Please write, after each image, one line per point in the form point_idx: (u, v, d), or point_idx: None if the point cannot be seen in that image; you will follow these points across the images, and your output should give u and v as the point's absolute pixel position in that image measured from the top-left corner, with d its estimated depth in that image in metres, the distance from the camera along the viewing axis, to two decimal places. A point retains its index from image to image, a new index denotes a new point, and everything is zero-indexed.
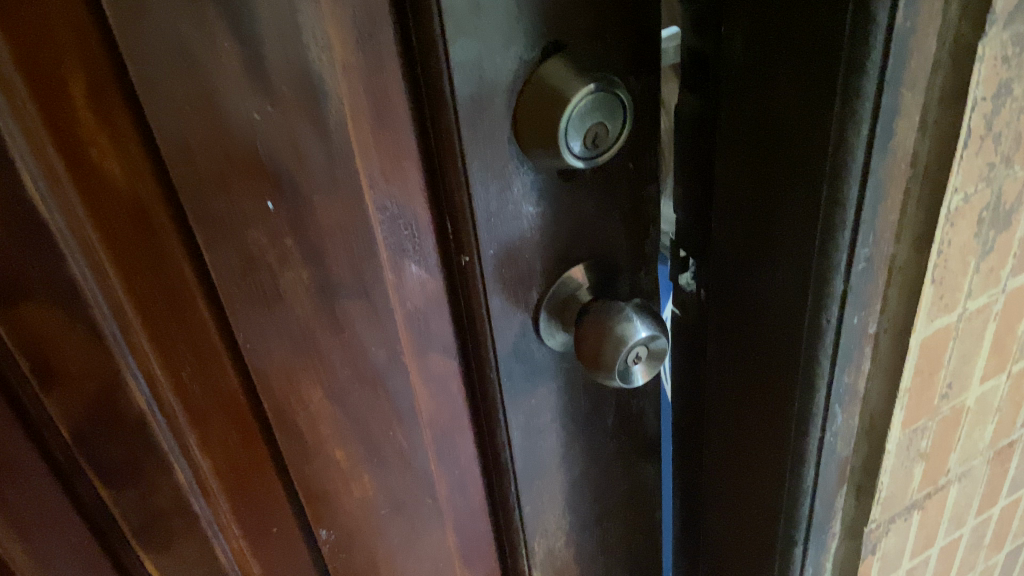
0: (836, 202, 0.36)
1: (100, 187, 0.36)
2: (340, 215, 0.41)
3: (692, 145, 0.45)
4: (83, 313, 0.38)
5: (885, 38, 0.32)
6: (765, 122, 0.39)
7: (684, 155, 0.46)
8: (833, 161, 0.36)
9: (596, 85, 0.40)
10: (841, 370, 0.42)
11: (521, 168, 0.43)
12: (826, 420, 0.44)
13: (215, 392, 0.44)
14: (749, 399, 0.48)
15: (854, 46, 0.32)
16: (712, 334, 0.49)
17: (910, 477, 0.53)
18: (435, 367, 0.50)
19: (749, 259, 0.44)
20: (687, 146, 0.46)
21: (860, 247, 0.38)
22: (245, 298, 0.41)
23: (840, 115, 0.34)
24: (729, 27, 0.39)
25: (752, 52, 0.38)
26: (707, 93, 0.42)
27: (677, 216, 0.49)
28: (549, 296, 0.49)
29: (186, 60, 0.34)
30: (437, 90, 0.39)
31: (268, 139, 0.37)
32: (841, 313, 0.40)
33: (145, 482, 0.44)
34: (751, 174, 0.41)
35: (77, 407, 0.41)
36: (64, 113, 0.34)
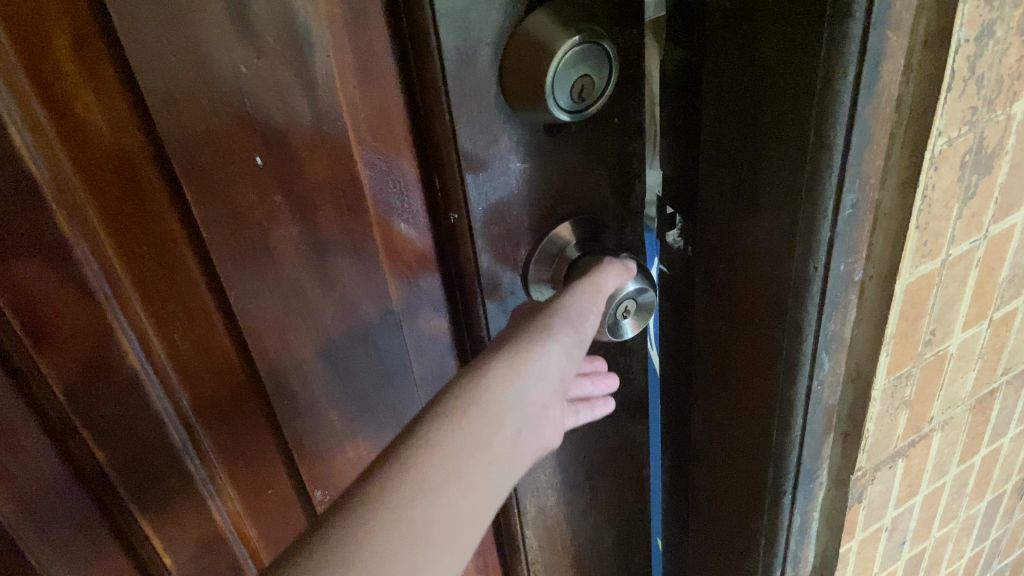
0: (823, 148, 0.37)
1: (87, 142, 0.36)
2: (329, 171, 0.41)
3: (678, 99, 0.45)
4: (74, 272, 0.38)
5: None
6: (751, 72, 0.39)
7: (669, 109, 0.47)
8: (820, 108, 0.36)
9: (580, 38, 0.40)
10: (828, 317, 0.43)
11: (508, 122, 0.44)
12: (814, 368, 0.45)
13: (207, 350, 0.44)
14: (736, 353, 0.49)
15: None
16: (699, 286, 0.50)
17: (895, 424, 0.54)
18: (425, 325, 0.50)
19: (734, 210, 0.44)
20: (673, 100, 0.46)
21: (847, 193, 0.38)
22: (236, 256, 0.41)
23: (826, 60, 0.35)
24: None
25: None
26: (692, 41, 0.42)
27: (665, 172, 0.49)
28: (538, 253, 0.49)
29: (172, 11, 0.33)
30: (423, 42, 0.39)
31: (256, 93, 0.37)
32: (828, 260, 0.41)
33: (141, 443, 0.45)
34: (736, 124, 0.41)
35: (71, 367, 0.41)
36: (49, 67, 0.33)
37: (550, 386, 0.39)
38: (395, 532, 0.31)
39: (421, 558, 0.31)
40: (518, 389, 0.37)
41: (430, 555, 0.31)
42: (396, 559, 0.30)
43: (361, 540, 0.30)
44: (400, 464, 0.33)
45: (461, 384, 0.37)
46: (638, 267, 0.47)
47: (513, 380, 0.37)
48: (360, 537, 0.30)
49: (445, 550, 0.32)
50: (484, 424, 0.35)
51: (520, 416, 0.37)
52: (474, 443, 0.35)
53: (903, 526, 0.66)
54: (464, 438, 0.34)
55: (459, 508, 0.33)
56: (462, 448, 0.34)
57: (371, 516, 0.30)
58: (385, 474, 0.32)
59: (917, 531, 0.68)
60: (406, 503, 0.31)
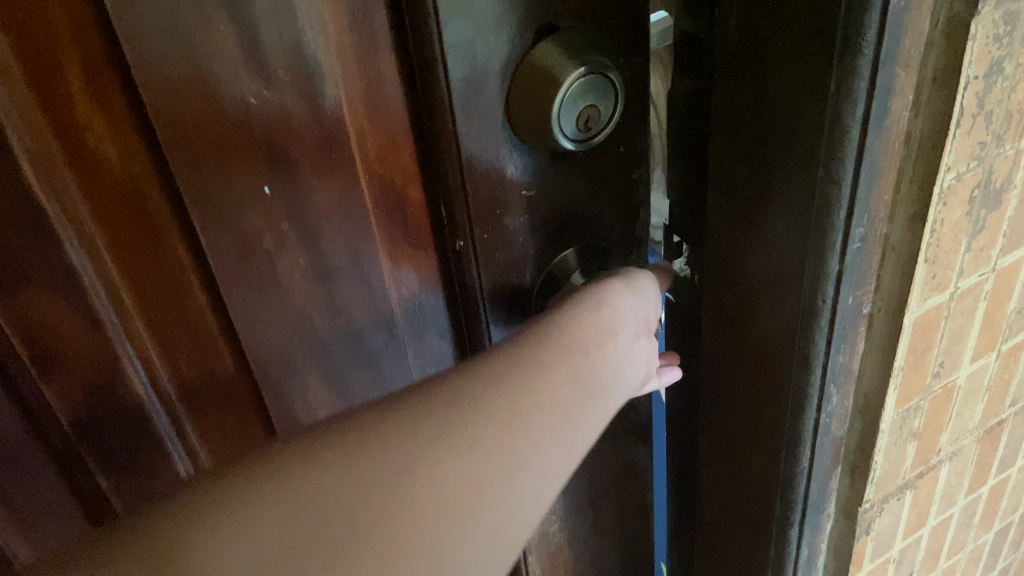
0: (832, 182, 0.37)
1: (97, 172, 0.35)
2: (336, 197, 0.41)
3: (684, 127, 0.45)
4: (81, 299, 0.38)
5: (880, 16, 0.32)
6: (758, 105, 0.39)
7: (673, 139, 0.47)
8: (829, 143, 0.36)
9: (585, 69, 0.41)
10: (837, 350, 0.43)
11: (514, 151, 0.45)
12: (822, 400, 0.45)
13: (212, 375, 0.44)
14: (742, 383, 0.49)
15: (848, 24, 0.33)
16: (705, 315, 0.50)
17: (904, 455, 0.54)
18: (429, 349, 0.50)
19: (744, 240, 0.44)
20: (679, 127, 0.46)
21: (855, 227, 0.38)
22: (242, 283, 0.41)
23: (835, 95, 0.35)
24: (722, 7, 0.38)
25: (744, 33, 0.38)
26: (700, 72, 0.42)
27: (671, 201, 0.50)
28: (541, 281, 0.50)
29: (183, 42, 0.34)
30: (430, 71, 0.39)
31: (264, 123, 0.37)
32: (837, 293, 0.41)
33: (144, 469, 0.44)
34: (743, 154, 0.41)
35: (77, 393, 0.40)
36: (59, 97, 0.33)
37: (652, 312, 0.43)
38: (560, 373, 0.36)
39: (576, 401, 0.36)
40: (635, 301, 0.41)
41: (591, 394, 0.37)
42: (561, 389, 0.36)
43: (535, 372, 0.35)
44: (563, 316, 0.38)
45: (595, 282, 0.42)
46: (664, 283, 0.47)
47: (632, 289, 0.42)
48: (538, 365, 0.35)
49: (592, 401, 0.37)
50: (618, 310, 0.40)
51: (637, 325, 0.41)
52: (609, 322, 0.39)
53: (910, 558, 0.65)
54: (604, 315, 0.39)
55: (605, 372, 0.38)
56: (606, 323, 0.39)
57: (540, 357, 0.36)
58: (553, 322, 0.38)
59: (924, 563, 0.68)
60: (569, 353, 0.37)
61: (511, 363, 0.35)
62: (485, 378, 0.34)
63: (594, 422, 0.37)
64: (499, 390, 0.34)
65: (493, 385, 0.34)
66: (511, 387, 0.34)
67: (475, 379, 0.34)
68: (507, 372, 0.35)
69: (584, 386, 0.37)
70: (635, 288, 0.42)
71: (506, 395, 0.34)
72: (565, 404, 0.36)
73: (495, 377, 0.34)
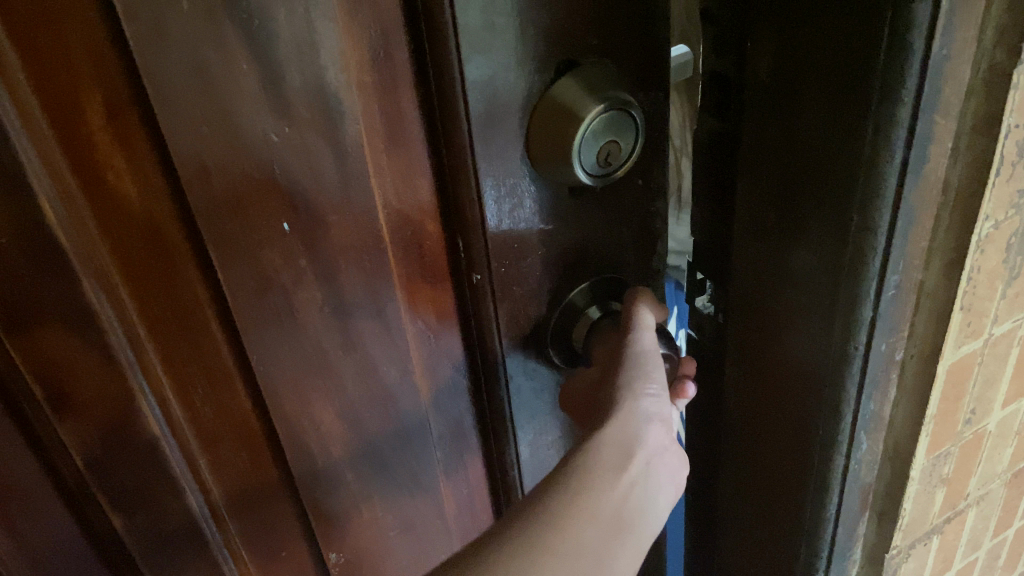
0: (867, 230, 0.39)
1: (116, 210, 0.35)
2: (355, 233, 0.41)
3: (712, 167, 0.47)
4: (97, 337, 0.37)
5: (921, 63, 0.34)
6: (793, 147, 0.41)
7: (703, 178, 0.48)
8: (865, 189, 0.38)
9: (607, 105, 0.41)
10: (868, 397, 0.46)
11: (531, 186, 0.44)
12: (852, 447, 0.47)
13: (227, 415, 0.43)
14: (768, 426, 0.51)
15: (889, 73, 0.34)
16: (732, 355, 0.51)
17: (933, 501, 0.58)
18: (442, 381, 0.50)
19: (771, 282, 0.46)
20: (706, 168, 0.48)
21: (891, 274, 0.40)
22: (259, 319, 0.40)
23: (872, 142, 0.36)
24: (755, 44, 0.40)
25: (779, 78, 0.40)
26: (728, 115, 0.44)
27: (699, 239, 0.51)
28: (557, 315, 0.50)
29: (205, 81, 0.33)
30: (451, 109, 0.39)
31: (285, 161, 0.37)
32: (869, 339, 0.43)
33: (158, 507, 0.44)
34: (773, 199, 0.43)
35: (91, 432, 0.40)
36: (79, 135, 0.33)
37: (659, 433, 0.44)
38: (581, 520, 0.38)
39: (604, 548, 0.38)
40: (635, 431, 0.42)
41: (616, 536, 0.39)
42: (586, 540, 0.38)
43: (558, 525, 0.37)
44: (577, 465, 0.40)
45: (599, 418, 0.43)
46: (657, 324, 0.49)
47: (632, 420, 0.43)
48: (557, 524, 0.37)
49: (619, 540, 0.39)
50: (625, 442, 0.42)
51: (643, 453, 0.42)
52: (613, 461, 0.41)
53: None
54: (610, 457, 0.41)
55: (625, 508, 0.40)
56: (614, 459, 0.41)
57: (560, 508, 0.38)
58: (570, 473, 0.40)
59: None
60: (583, 495, 0.39)
61: (531, 528, 0.37)
62: (509, 547, 0.36)
63: (624, 564, 0.39)
64: (523, 555, 0.36)
65: (519, 553, 0.36)
66: (532, 551, 0.36)
67: (499, 551, 0.36)
68: (530, 537, 0.37)
69: (606, 530, 0.39)
70: (633, 414, 0.43)
71: (529, 559, 0.36)
72: (590, 548, 0.38)
73: (521, 544, 0.36)
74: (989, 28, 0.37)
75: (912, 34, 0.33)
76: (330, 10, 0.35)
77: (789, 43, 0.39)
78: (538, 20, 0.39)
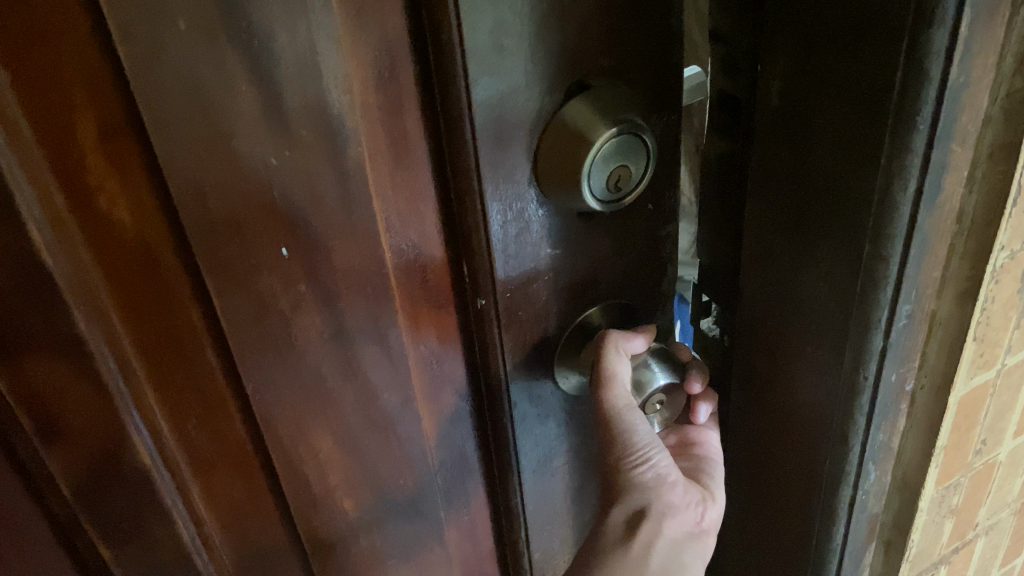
0: (879, 258, 0.38)
1: (108, 235, 0.34)
2: (357, 257, 0.40)
3: (726, 187, 0.48)
4: (87, 366, 0.36)
5: (937, 92, 0.34)
6: (803, 173, 0.40)
7: (717, 197, 0.49)
8: (878, 218, 0.37)
9: (618, 129, 0.40)
10: (877, 427, 0.45)
11: (539, 211, 0.43)
12: (860, 478, 0.47)
13: (221, 443, 0.42)
14: (774, 451, 0.51)
15: (904, 101, 0.34)
16: (737, 377, 0.51)
17: (941, 532, 0.57)
18: (445, 407, 0.49)
19: (780, 307, 0.46)
20: (720, 188, 0.48)
21: (903, 303, 0.40)
22: (257, 345, 0.39)
23: (886, 171, 0.36)
24: (767, 65, 0.40)
25: (790, 102, 0.40)
26: (739, 134, 0.45)
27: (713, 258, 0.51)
28: (565, 341, 0.49)
29: (203, 104, 0.32)
30: (457, 131, 0.38)
31: (285, 184, 0.36)
32: (879, 369, 0.42)
33: (149, 537, 0.42)
34: (782, 222, 0.43)
35: (80, 462, 0.38)
36: (72, 158, 0.32)
37: (665, 491, 0.48)
38: None
39: None
40: (641, 496, 0.48)
41: None
42: None
43: None
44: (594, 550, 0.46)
45: (609, 493, 0.49)
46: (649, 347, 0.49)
47: (635, 488, 0.48)
48: None
49: None
50: (634, 510, 0.47)
51: (654, 515, 0.47)
52: (623, 531, 0.46)
53: None
54: (621, 527, 0.46)
55: (654, 562, 0.45)
56: (625, 527, 0.46)
57: None
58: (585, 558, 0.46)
59: None
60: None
61: None
62: None
63: None
64: None
65: None
66: None
67: None
68: None
69: None
70: (636, 479, 0.48)
71: None
72: None
73: None
74: (1010, 53, 0.35)
75: (928, 61, 0.33)
76: (333, 29, 0.34)
77: (801, 66, 0.38)
78: (547, 41, 0.38)
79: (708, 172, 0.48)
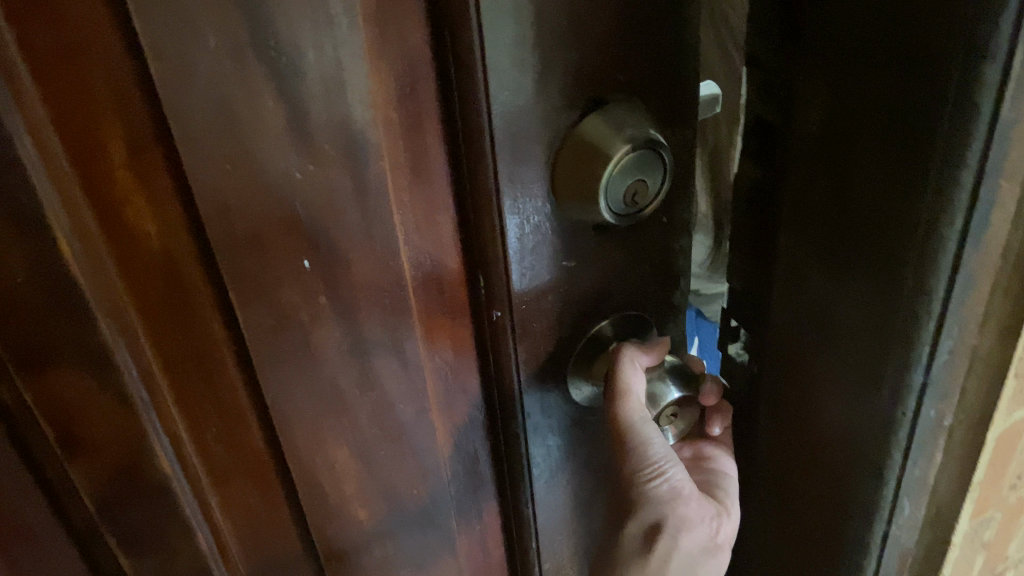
0: (921, 293, 0.40)
1: (134, 247, 0.34)
2: (376, 271, 0.40)
3: (758, 214, 0.49)
4: (112, 378, 0.36)
5: (987, 128, 0.35)
6: (842, 203, 0.41)
7: (751, 223, 0.49)
8: (921, 252, 0.39)
9: (634, 146, 0.40)
10: (914, 462, 0.45)
11: (554, 224, 0.43)
12: (893, 512, 0.48)
13: (239, 453, 0.42)
14: (803, 476, 0.52)
15: (953, 136, 0.35)
16: (765, 399, 0.53)
17: (972, 562, 0.60)
18: (459, 418, 0.49)
19: (813, 335, 0.47)
20: (754, 214, 0.49)
21: (945, 338, 0.41)
22: (276, 357, 0.39)
23: (932, 205, 0.37)
24: (807, 92, 0.41)
25: (828, 131, 0.40)
26: (772, 161, 0.46)
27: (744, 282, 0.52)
28: (579, 353, 0.49)
29: (229, 119, 0.33)
30: (476, 145, 0.39)
31: (308, 199, 0.36)
32: (919, 405, 0.43)
33: (168, 549, 0.43)
34: (819, 251, 0.44)
35: (101, 473, 0.39)
36: (100, 172, 0.32)
37: (680, 503, 0.51)
38: None
39: None
40: (658, 509, 0.50)
41: None
42: None
43: None
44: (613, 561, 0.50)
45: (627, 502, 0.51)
46: (662, 363, 0.50)
47: (652, 502, 0.50)
48: None
49: None
50: (650, 522, 0.50)
51: (669, 527, 0.51)
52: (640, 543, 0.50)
53: None
54: (637, 539, 0.50)
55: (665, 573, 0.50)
56: (640, 539, 0.50)
57: None
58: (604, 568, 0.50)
59: None
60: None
61: None
62: None
63: None
64: None
65: None
66: None
67: None
68: None
69: None
70: (652, 493, 0.50)
71: None
72: None
73: None
74: None
75: (981, 98, 0.34)
76: (358, 46, 0.34)
77: (839, 95, 0.39)
78: (566, 57, 0.39)
79: (739, 197, 0.50)
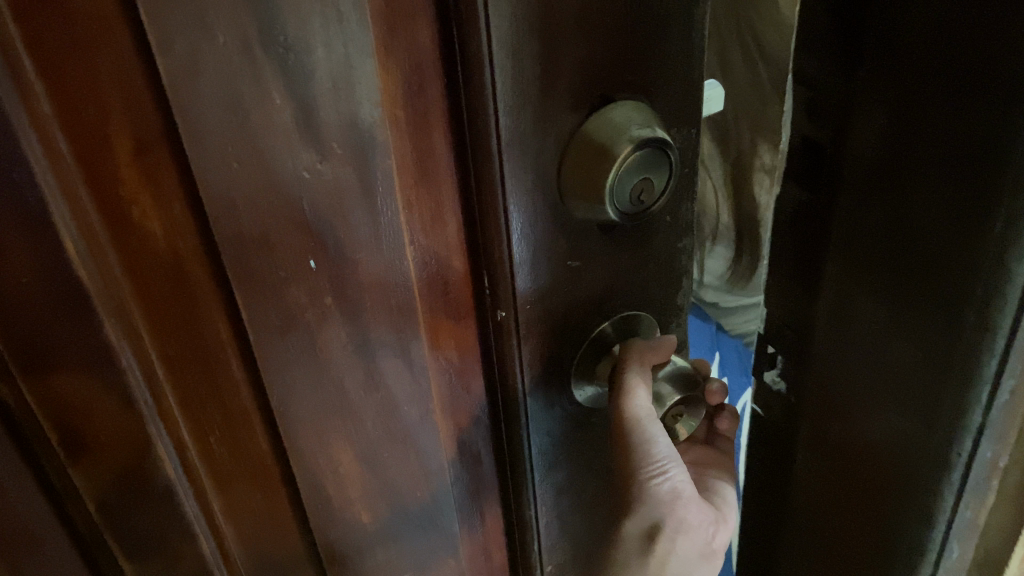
0: (984, 325, 0.35)
1: (140, 247, 0.33)
2: (383, 271, 0.39)
3: (796, 239, 0.42)
4: (116, 380, 0.36)
5: None
6: (909, 220, 0.36)
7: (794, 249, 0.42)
8: (990, 280, 0.34)
9: (640, 145, 0.40)
10: (965, 506, 0.41)
11: (561, 223, 0.43)
12: (940, 557, 0.43)
13: (242, 454, 0.42)
14: (846, 525, 0.46)
15: None
16: (804, 441, 0.47)
17: None
18: (463, 419, 0.49)
19: (869, 372, 0.41)
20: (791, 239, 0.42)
21: (1007, 378, 0.36)
22: (280, 358, 0.39)
23: (1005, 225, 0.32)
24: (865, 96, 0.35)
25: (884, 146, 0.35)
26: (821, 186, 0.39)
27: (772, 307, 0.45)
28: (581, 355, 0.49)
29: (239, 117, 0.32)
30: (484, 144, 0.38)
31: (316, 198, 0.35)
32: (975, 447, 0.38)
33: (171, 553, 0.43)
34: (873, 276, 0.38)
35: (104, 474, 0.38)
36: (107, 170, 0.32)
37: (679, 504, 0.51)
38: None
39: None
40: (658, 509, 0.51)
41: None
42: None
43: None
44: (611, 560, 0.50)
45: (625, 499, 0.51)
46: (664, 363, 0.49)
47: (653, 501, 0.50)
48: None
49: None
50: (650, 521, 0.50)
51: (669, 528, 0.51)
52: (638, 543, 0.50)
53: None
54: (635, 537, 0.50)
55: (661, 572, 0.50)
56: (640, 539, 0.50)
57: None
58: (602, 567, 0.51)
59: None
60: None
61: None
62: None
63: None
64: None
65: None
66: None
67: None
68: None
69: None
70: (654, 492, 0.50)
71: None
72: None
73: None
74: None
75: None
76: (368, 44, 0.34)
77: (902, 96, 0.33)
78: (575, 55, 0.38)
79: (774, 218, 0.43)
